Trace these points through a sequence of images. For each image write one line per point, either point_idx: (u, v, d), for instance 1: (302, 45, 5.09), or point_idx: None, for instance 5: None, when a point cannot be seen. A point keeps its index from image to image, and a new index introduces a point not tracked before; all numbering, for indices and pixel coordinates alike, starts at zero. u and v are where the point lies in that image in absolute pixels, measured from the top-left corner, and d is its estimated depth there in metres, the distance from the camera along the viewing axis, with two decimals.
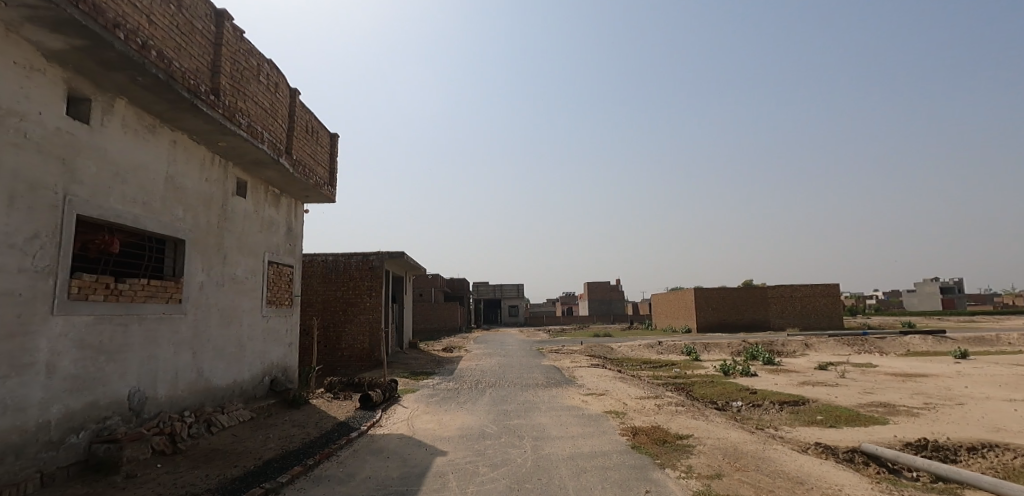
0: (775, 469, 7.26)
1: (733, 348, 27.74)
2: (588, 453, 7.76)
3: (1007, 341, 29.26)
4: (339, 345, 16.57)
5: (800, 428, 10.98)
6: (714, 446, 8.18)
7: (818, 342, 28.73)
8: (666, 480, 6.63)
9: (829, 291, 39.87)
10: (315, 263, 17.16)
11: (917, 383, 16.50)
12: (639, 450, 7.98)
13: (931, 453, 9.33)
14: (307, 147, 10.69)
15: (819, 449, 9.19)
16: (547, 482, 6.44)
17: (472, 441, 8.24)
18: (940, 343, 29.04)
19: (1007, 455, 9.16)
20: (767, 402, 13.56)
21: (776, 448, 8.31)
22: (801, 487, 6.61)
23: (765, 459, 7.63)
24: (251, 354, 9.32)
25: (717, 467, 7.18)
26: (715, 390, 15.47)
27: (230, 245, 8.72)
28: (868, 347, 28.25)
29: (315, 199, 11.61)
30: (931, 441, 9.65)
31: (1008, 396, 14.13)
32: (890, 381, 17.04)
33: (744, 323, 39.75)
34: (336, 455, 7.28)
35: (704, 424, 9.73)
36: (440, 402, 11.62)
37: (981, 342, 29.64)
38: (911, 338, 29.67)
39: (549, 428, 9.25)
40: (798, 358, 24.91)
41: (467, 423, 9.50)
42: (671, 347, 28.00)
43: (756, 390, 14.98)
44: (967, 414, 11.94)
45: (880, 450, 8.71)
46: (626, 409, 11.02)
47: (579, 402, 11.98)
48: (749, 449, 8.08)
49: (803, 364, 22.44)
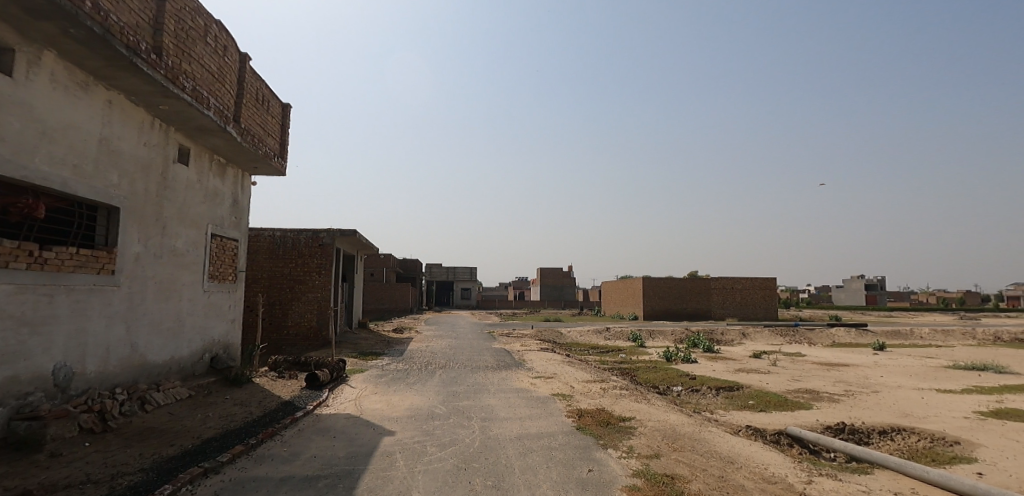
0: (710, 449, 7.65)
1: (677, 335, 28.85)
2: (535, 433, 7.92)
3: (918, 335, 31.88)
4: (286, 323, 16.12)
5: (733, 412, 11.60)
6: (654, 428, 8.53)
7: (755, 332, 30.31)
8: (608, 459, 6.87)
9: (767, 284, 41.90)
10: (261, 238, 16.51)
11: (840, 372, 17.69)
12: (583, 431, 8.22)
13: (847, 436, 10.09)
14: (257, 116, 10.20)
15: (749, 431, 9.77)
16: (493, 462, 6.54)
17: (420, 421, 8.25)
18: (862, 335, 31.25)
19: (913, 438, 10.01)
20: (705, 387, 14.22)
21: (710, 430, 8.76)
22: (732, 466, 7.02)
23: (701, 440, 8.04)
24: (190, 330, 8.92)
25: (656, 448, 7.50)
26: (657, 376, 16.07)
27: (170, 215, 8.28)
28: (799, 337, 30.01)
29: (264, 171, 11.14)
30: (849, 425, 10.42)
31: (917, 385, 15.40)
32: (817, 369, 18.20)
33: (687, 312, 41.29)
34: (280, 434, 7.12)
35: (646, 407, 10.13)
36: (389, 382, 11.56)
37: (896, 335, 32.07)
38: (837, 330, 31.75)
39: (498, 410, 9.36)
40: (736, 347, 26.14)
41: (416, 404, 9.49)
42: (619, 333, 28.83)
43: (696, 377, 15.64)
44: (881, 401, 12.94)
45: (802, 433, 9.33)
46: (573, 392, 11.29)
47: (527, 384, 12.16)
48: (687, 431, 8.47)
49: (740, 352, 23.62)
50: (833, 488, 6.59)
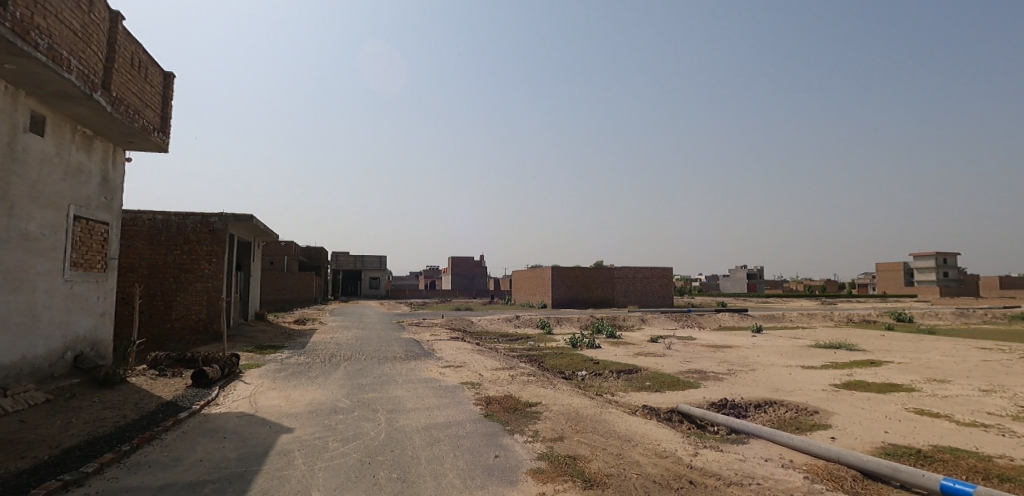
0: (609, 429, 8.01)
1: (582, 322, 30.00)
2: (442, 423, 7.84)
3: (789, 318, 35.66)
4: (169, 316, 14.69)
5: (632, 393, 12.25)
6: (559, 412, 8.78)
7: (653, 318, 32.27)
8: (514, 444, 6.97)
9: (665, 273, 44.72)
10: (139, 222, 14.83)
11: (725, 352, 19.31)
12: (491, 417, 8.27)
13: (729, 410, 11.04)
14: (132, 84, 9.10)
15: (645, 411, 10.37)
16: (399, 454, 6.38)
17: (322, 417, 7.86)
18: (744, 319, 34.40)
19: (784, 409, 11.16)
20: (607, 370, 14.89)
21: (611, 411, 9.18)
22: (629, 444, 7.40)
23: (602, 421, 8.40)
24: (46, 326, 7.83)
25: (560, 431, 7.73)
26: (563, 361, 16.60)
27: (19, 193, 7.17)
28: (691, 322, 32.40)
29: (142, 146, 10.00)
30: (731, 401, 11.39)
31: (787, 362, 17.20)
32: (705, 351, 19.75)
33: (592, 300, 43.06)
34: (159, 438, 6.46)
35: (552, 391, 10.41)
36: (288, 377, 10.91)
37: (771, 318, 35.64)
38: (723, 315, 34.66)
39: (405, 401, 9.16)
40: (636, 332, 27.67)
41: (317, 399, 9.03)
42: (528, 321, 29.43)
43: (599, 361, 16.33)
44: (759, 378, 14.28)
45: (691, 409, 10.04)
46: (481, 380, 11.32)
47: (436, 374, 12.03)
48: (589, 413, 8.81)
49: (639, 337, 25.04)
50: (716, 459, 7.15)
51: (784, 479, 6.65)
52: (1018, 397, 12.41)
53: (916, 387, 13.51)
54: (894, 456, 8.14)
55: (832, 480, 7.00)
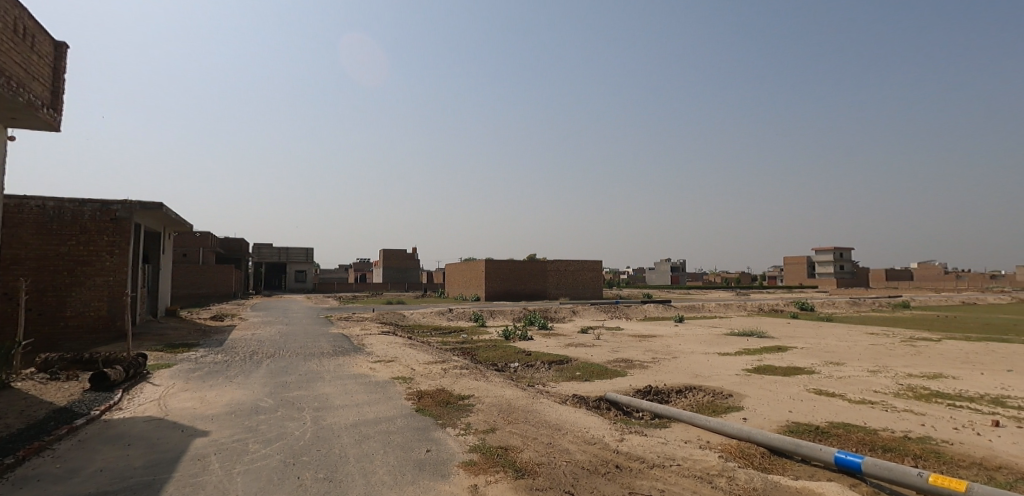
0: (540, 419, 8.15)
1: (515, 314, 30.29)
2: (372, 419, 7.66)
3: (708, 308, 37.82)
4: (63, 313, 13.33)
5: (562, 383, 12.54)
6: (491, 404, 8.83)
7: (583, 310, 33.14)
8: (446, 438, 6.93)
9: (595, 266, 46.02)
10: (25, 209, 13.21)
11: (650, 342, 20.18)
12: (422, 412, 8.18)
13: (653, 397, 11.55)
14: (14, 54, 8.10)
15: (575, 400, 10.64)
16: (326, 453, 6.17)
17: (241, 417, 7.45)
18: (667, 310, 36.10)
19: (702, 394, 11.82)
20: (539, 361, 15.14)
21: (542, 401, 9.35)
22: (558, 433, 7.56)
23: (533, 411, 8.53)
24: None
25: (492, 422, 7.77)
26: (496, 353, 16.70)
27: None
28: (619, 313, 33.59)
29: (28, 123, 8.96)
30: (654, 388, 11.93)
31: (705, 350, 18.25)
32: (632, 341, 20.55)
33: (525, 293, 43.56)
34: (51, 449, 5.86)
35: (485, 384, 10.45)
36: (203, 377, 10.25)
37: (692, 309, 37.64)
38: (649, 306, 36.19)
39: (333, 398, 8.86)
40: (567, 324, 28.31)
41: (236, 399, 8.54)
42: (461, 314, 29.33)
43: (531, 352, 16.57)
44: (681, 365, 15.04)
45: (617, 397, 10.41)
46: (413, 374, 11.17)
47: (365, 369, 11.73)
48: (521, 404, 8.92)
49: (570, 328, 25.64)
50: (640, 443, 7.46)
51: (702, 459, 7.04)
52: (900, 376, 13.86)
53: (816, 370, 14.76)
54: (797, 433, 8.86)
55: (744, 458, 7.50)
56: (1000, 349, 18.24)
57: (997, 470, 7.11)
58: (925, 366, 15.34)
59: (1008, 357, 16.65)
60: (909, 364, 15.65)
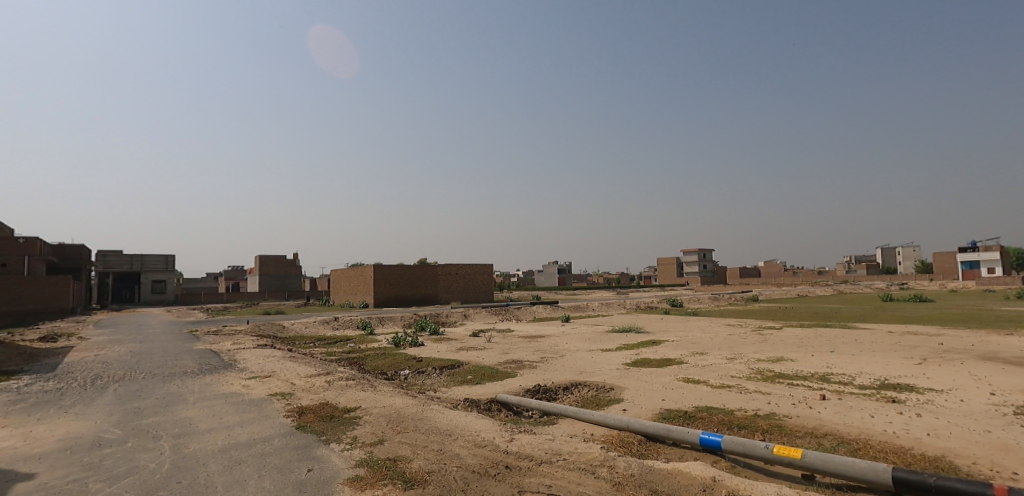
0: (431, 426, 8.02)
1: (405, 320, 29.59)
2: (244, 442, 7.02)
3: (592, 307, 39.87)
4: None
5: (453, 388, 12.47)
6: (379, 414, 8.52)
7: (474, 313, 33.27)
8: (330, 454, 6.56)
9: (485, 269, 46.50)
10: None
11: (539, 342, 20.79)
12: (304, 429, 7.67)
13: (541, 395, 11.89)
14: None
15: (466, 404, 10.63)
16: (189, 485, 5.54)
17: (81, 454, 6.45)
18: (555, 310, 37.47)
19: (586, 389, 12.40)
20: (429, 367, 14.91)
21: (432, 408, 9.21)
22: (448, 438, 7.50)
23: (423, 419, 8.38)
24: None
25: (379, 433, 7.50)
26: (385, 362, 16.17)
27: None
28: (509, 315, 34.23)
29: None
30: (543, 387, 12.30)
31: (589, 347, 19.19)
32: (522, 342, 21.01)
33: (415, 298, 42.74)
34: None
35: (372, 394, 10.07)
36: (31, 409, 8.73)
37: (578, 308, 39.44)
38: (538, 307, 37.30)
39: (198, 421, 8.00)
40: (458, 328, 28.23)
41: (74, 432, 7.38)
42: (347, 322, 28.01)
43: (421, 359, 16.27)
44: (567, 363, 15.67)
45: (507, 398, 10.57)
46: (292, 389, 10.44)
47: (238, 387, 10.76)
48: (411, 412, 8.72)
49: (461, 332, 25.60)
50: (529, 441, 7.63)
51: (586, 451, 7.38)
52: (752, 361, 15.65)
53: (685, 360, 16.18)
54: (669, 419, 9.62)
55: (624, 447, 7.99)
56: (827, 334, 21.35)
57: (826, 437, 8.28)
58: (771, 352, 17.46)
59: (832, 340, 19.53)
60: (759, 350, 17.74)
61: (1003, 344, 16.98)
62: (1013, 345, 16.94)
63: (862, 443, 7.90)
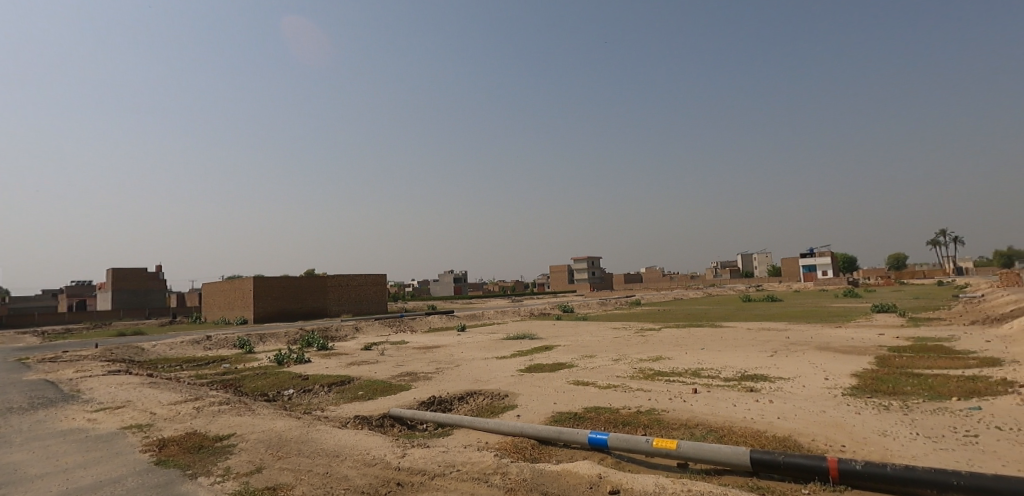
0: (316, 448, 7.57)
1: (289, 336, 27.68)
2: (89, 486, 6.12)
3: (488, 316, 40.21)
4: None
5: (342, 405, 11.87)
6: (257, 440, 7.88)
7: (366, 326, 32.03)
8: (197, 490, 5.93)
9: (378, 280, 45.12)
10: None
11: (434, 353, 20.50)
12: (165, 464, 6.87)
13: (436, 407, 11.73)
14: None
15: (356, 421, 10.17)
16: None
17: None
18: (450, 319, 37.26)
19: (481, 397, 12.43)
20: (316, 385, 14.07)
21: (319, 428, 8.71)
22: (335, 460, 7.11)
23: (308, 441, 7.88)
24: None
25: (257, 461, 6.93)
26: (265, 382, 14.98)
27: None
28: (403, 326, 33.41)
29: None
30: (437, 398, 12.15)
31: (484, 355, 19.29)
32: (416, 353, 20.59)
33: (302, 312, 40.22)
34: None
35: (250, 418, 9.28)
36: None
37: (473, 317, 39.57)
38: (432, 317, 36.82)
39: (27, 467, 6.83)
40: (349, 342, 26.99)
41: None
42: (222, 341, 25.60)
43: (307, 376, 15.31)
44: (462, 372, 15.60)
45: (401, 412, 10.29)
46: (153, 420, 9.31)
47: (83, 422, 9.38)
48: (293, 435, 8.16)
49: (352, 346, 24.49)
50: (422, 455, 7.46)
51: (480, 459, 7.39)
52: (635, 361, 16.70)
53: (575, 363, 16.85)
54: (559, 421, 9.94)
55: (517, 452, 8.12)
56: (699, 333, 23.41)
57: (697, 427, 9.06)
58: (652, 351, 18.77)
59: (703, 338, 21.46)
60: (641, 351, 18.98)
61: (835, 335, 19.77)
62: (843, 336, 19.78)
63: (727, 430, 8.75)
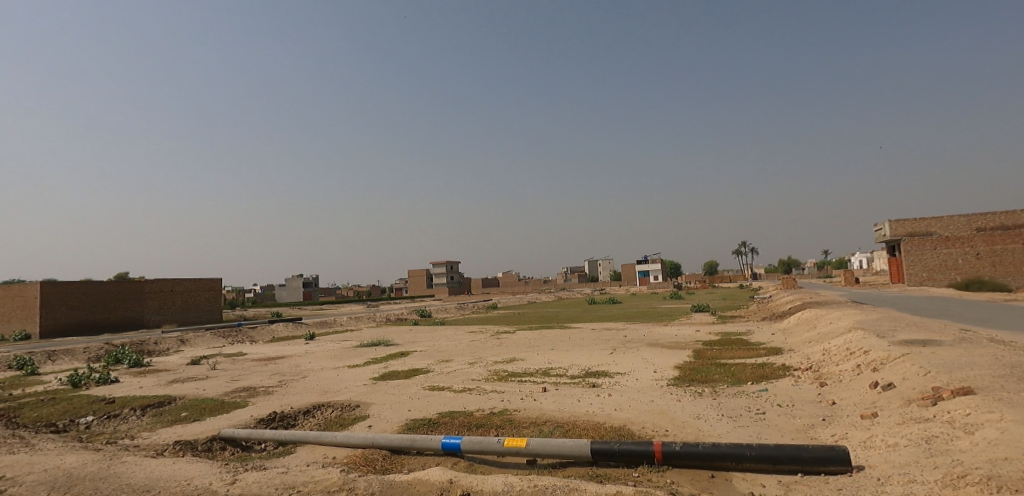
0: (119, 485, 6.47)
1: (91, 353, 23.44)
2: None
3: (340, 322, 38.17)
4: None
5: (160, 430, 10.34)
6: (37, 483, 6.49)
7: (194, 337, 28.41)
8: None
9: (214, 286, 40.42)
10: None
11: (276, 364, 18.85)
12: None
13: (276, 423, 10.77)
14: None
15: (176, 448, 8.92)
16: None
17: None
18: (297, 327, 34.62)
19: (328, 410, 11.70)
20: (126, 409, 12.08)
21: (126, 460, 7.47)
22: None
23: (109, 477, 6.71)
24: None
25: None
26: (55, 409, 12.46)
27: None
28: (241, 336, 30.27)
29: None
30: (278, 414, 11.18)
31: (334, 364, 18.21)
32: (255, 366, 18.75)
33: (110, 323, 34.35)
34: None
35: (28, 456, 7.63)
36: None
37: (324, 324, 37.25)
38: (276, 325, 33.90)
39: None
40: (172, 356, 23.68)
41: None
42: None
43: (113, 399, 13.06)
44: (308, 384, 14.55)
45: (234, 432, 9.26)
46: None
47: None
48: (89, 471, 6.88)
49: (175, 361, 21.52)
50: (256, 479, 6.78)
51: (324, 477, 6.94)
52: (489, 364, 17.06)
53: (431, 368, 16.70)
54: (413, 429, 9.76)
55: (366, 465, 7.78)
56: (550, 334, 24.70)
57: (545, 424, 9.52)
58: (506, 353, 19.35)
59: (554, 339, 22.70)
60: (496, 353, 19.46)
61: (664, 333, 22.24)
62: (670, 333, 22.35)
63: (571, 424, 9.33)
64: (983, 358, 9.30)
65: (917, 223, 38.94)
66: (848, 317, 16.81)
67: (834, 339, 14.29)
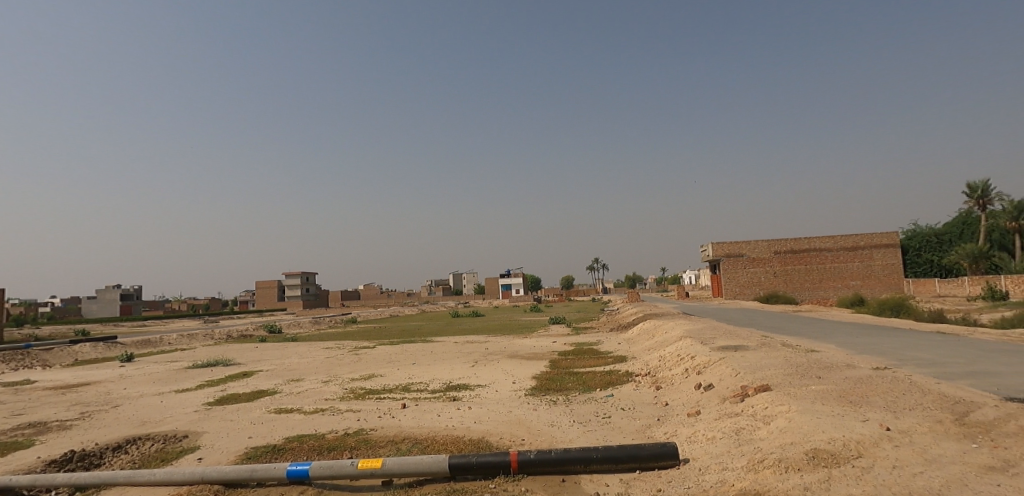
0: None
1: None
2: None
3: (167, 341, 33.53)
4: None
5: None
6: None
7: None
8: None
9: None
10: None
11: (77, 393, 15.90)
12: None
13: (74, 465, 9.07)
14: None
15: None
16: None
17: None
18: (110, 348, 29.64)
19: (146, 444, 10.14)
20: None
21: None
22: None
23: None
24: None
25: None
26: None
27: None
28: (30, 360, 25.09)
29: None
30: (78, 453, 9.43)
31: (157, 390, 15.88)
32: (48, 396, 15.63)
33: None
34: None
35: None
36: None
37: (146, 343, 32.42)
38: (81, 346, 28.72)
39: None
40: None
41: None
42: None
43: None
44: (121, 415, 12.50)
45: (12, 480, 7.59)
46: None
47: None
48: None
49: None
50: None
51: None
52: (345, 382, 16.17)
53: (277, 389, 15.36)
54: (253, 458, 8.87)
55: None
56: (410, 348, 24.18)
57: (403, 441, 9.26)
58: (363, 370, 18.52)
59: (415, 353, 22.26)
60: (353, 370, 18.53)
61: (522, 345, 23.01)
62: (528, 344, 23.19)
63: (430, 440, 9.19)
64: (778, 360, 11.08)
65: (731, 246, 43.96)
66: (679, 327, 18.92)
67: (668, 347, 15.97)
